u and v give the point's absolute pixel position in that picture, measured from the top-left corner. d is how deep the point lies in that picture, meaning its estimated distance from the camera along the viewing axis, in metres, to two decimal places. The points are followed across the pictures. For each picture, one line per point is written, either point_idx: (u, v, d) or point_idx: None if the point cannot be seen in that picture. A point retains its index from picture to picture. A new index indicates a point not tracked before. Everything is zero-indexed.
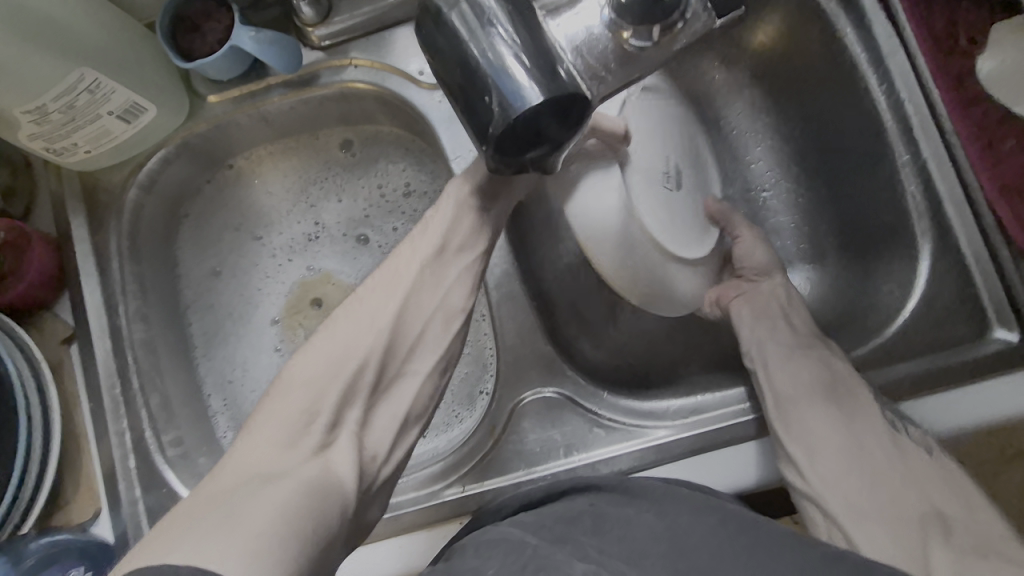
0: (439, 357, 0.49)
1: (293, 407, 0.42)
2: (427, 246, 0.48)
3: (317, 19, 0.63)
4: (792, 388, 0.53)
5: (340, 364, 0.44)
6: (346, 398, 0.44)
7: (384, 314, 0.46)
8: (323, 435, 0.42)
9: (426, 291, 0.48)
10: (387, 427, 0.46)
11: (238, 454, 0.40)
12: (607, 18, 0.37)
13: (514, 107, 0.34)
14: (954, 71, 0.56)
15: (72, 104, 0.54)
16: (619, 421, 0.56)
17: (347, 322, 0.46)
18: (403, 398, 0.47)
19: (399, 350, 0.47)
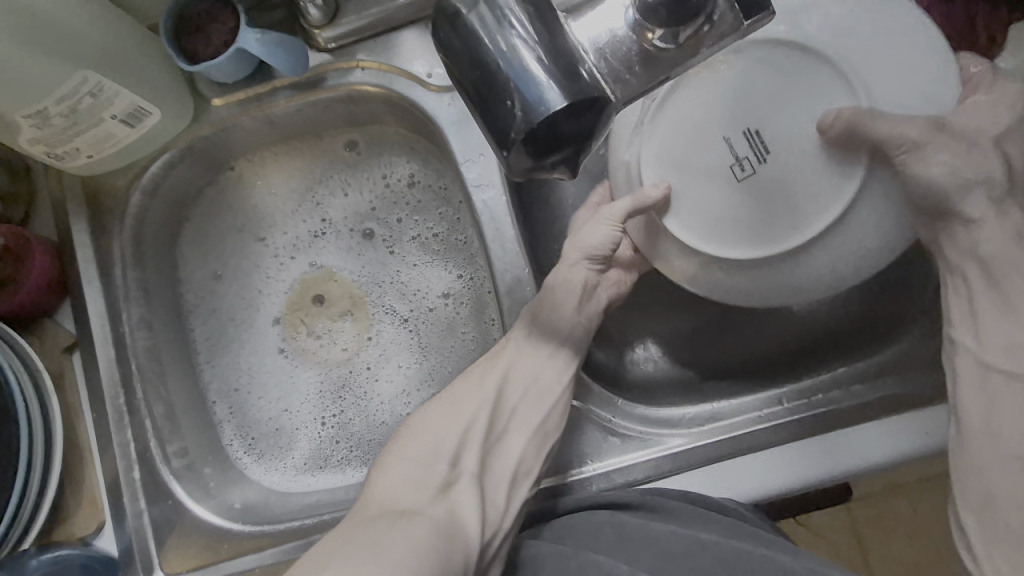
0: (539, 420, 0.54)
1: (416, 453, 0.51)
2: (520, 320, 0.57)
3: (323, 20, 0.61)
4: (986, 432, 0.43)
5: (453, 421, 0.52)
6: (461, 446, 0.51)
7: (488, 381, 0.54)
8: (446, 477, 0.49)
9: (521, 360, 0.55)
10: (497, 486, 0.51)
11: (378, 489, 0.49)
12: (630, 18, 0.37)
13: (537, 110, 0.33)
14: None
15: (74, 108, 0.53)
16: (634, 429, 0.55)
17: (460, 389, 0.55)
18: (508, 457, 0.52)
19: (500, 412, 0.54)
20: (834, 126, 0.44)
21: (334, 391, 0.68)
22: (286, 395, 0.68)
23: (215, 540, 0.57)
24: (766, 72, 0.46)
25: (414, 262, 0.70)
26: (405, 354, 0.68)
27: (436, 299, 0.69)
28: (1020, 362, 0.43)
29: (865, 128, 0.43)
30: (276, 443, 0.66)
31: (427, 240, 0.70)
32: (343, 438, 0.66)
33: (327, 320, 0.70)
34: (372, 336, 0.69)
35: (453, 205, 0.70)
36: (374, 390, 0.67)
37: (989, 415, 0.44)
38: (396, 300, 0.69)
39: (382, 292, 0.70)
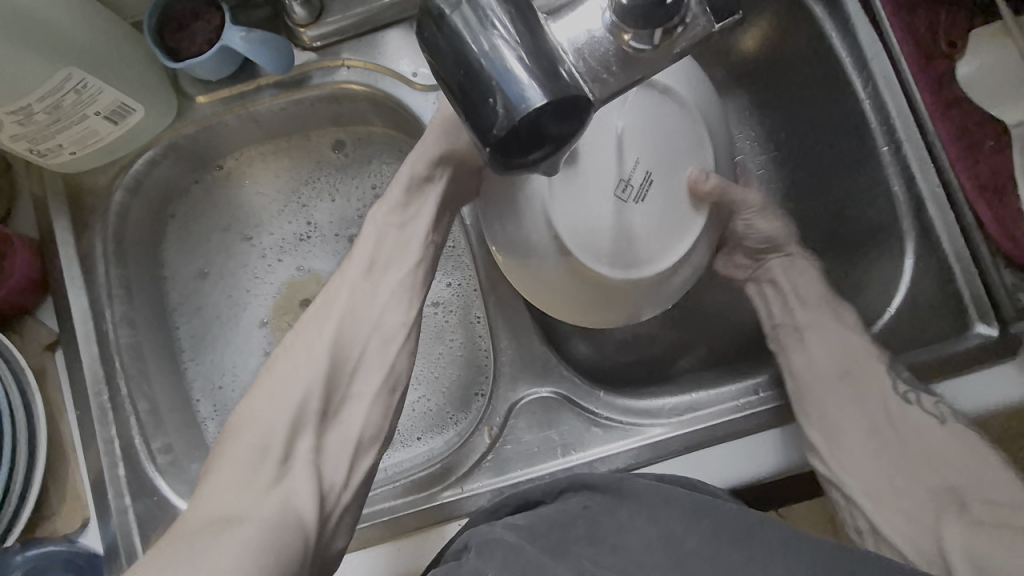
0: (384, 377, 0.51)
1: (243, 449, 0.45)
2: (356, 269, 0.52)
3: (309, 19, 0.62)
4: (808, 372, 0.55)
5: (284, 399, 0.47)
6: (295, 428, 0.46)
7: (319, 340, 0.49)
8: (278, 468, 0.44)
9: (361, 310, 0.52)
10: (338, 455, 0.48)
11: (201, 505, 0.42)
12: (608, 20, 0.38)
13: (518, 108, 0.35)
14: (935, 74, 0.57)
15: (57, 104, 0.53)
16: (615, 420, 0.57)
17: (288, 355, 0.49)
18: (352, 421, 0.49)
19: (342, 374, 0.50)
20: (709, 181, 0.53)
21: None
22: None
23: None
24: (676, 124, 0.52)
25: None
26: None
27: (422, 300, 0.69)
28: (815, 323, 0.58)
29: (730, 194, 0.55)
30: None
31: None
32: None
33: None
34: None
35: None
36: None
37: (808, 362, 0.56)
38: None
39: None
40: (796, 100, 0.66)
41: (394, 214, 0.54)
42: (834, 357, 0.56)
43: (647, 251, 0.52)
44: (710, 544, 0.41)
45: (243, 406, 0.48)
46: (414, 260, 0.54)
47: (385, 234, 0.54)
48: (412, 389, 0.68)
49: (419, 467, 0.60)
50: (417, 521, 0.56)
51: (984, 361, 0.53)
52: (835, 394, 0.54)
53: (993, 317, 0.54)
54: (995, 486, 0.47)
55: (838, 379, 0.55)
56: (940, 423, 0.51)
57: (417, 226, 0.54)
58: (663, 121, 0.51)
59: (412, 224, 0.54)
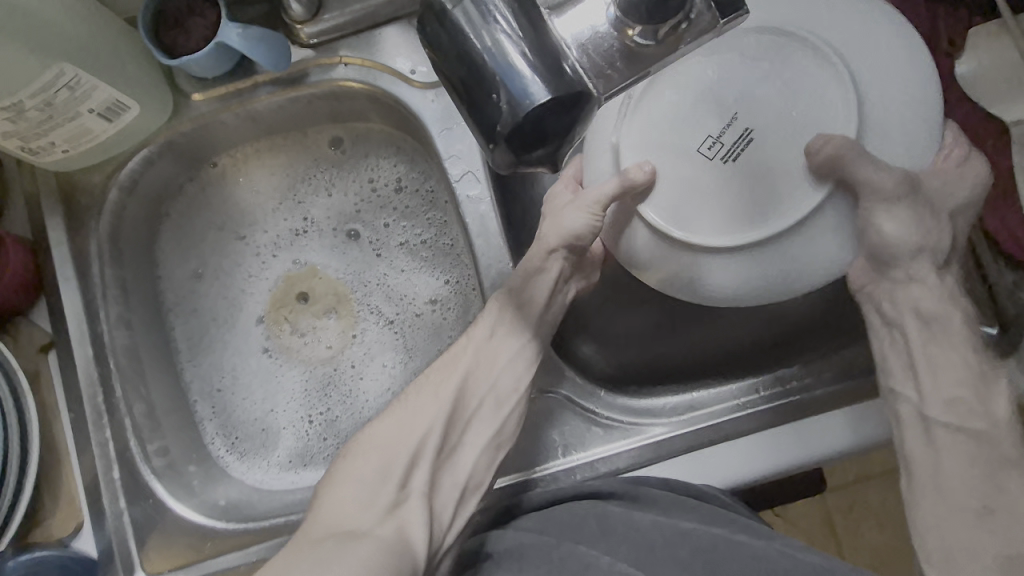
0: (493, 434, 0.53)
1: (366, 471, 0.48)
2: (482, 330, 0.55)
3: (307, 15, 0.61)
4: (935, 487, 0.44)
5: (408, 432, 0.50)
6: (412, 461, 0.49)
7: (446, 387, 0.52)
8: (393, 496, 0.47)
9: (483, 368, 0.54)
10: (447, 496, 0.50)
11: (326, 513, 0.45)
12: (612, 16, 0.38)
13: (523, 104, 0.35)
14: (936, 72, 0.57)
15: (50, 101, 0.52)
16: (616, 420, 0.56)
17: (417, 394, 0.52)
18: (460, 469, 0.51)
19: (457, 423, 0.52)
20: (825, 147, 0.43)
21: (320, 389, 0.67)
22: (269, 395, 0.67)
23: (198, 539, 0.56)
24: (767, 72, 0.45)
25: (401, 267, 0.70)
26: (391, 355, 0.68)
27: (422, 303, 0.69)
28: (961, 418, 0.45)
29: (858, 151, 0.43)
30: (259, 443, 0.66)
31: (414, 247, 0.70)
32: (331, 437, 0.66)
33: (312, 318, 0.69)
34: (357, 334, 0.69)
35: (439, 207, 0.70)
36: (358, 389, 0.67)
37: (934, 465, 0.45)
38: (382, 301, 0.69)
39: (367, 292, 0.70)
40: None
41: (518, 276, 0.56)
42: (980, 484, 0.43)
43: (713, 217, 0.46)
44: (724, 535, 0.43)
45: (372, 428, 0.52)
46: (531, 324, 0.56)
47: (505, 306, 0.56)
48: None
49: None
50: None
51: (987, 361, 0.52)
52: (967, 524, 0.42)
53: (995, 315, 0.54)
54: None
55: (976, 508, 0.42)
56: None
57: (542, 287, 0.55)
58: (760, 80, 0.45)
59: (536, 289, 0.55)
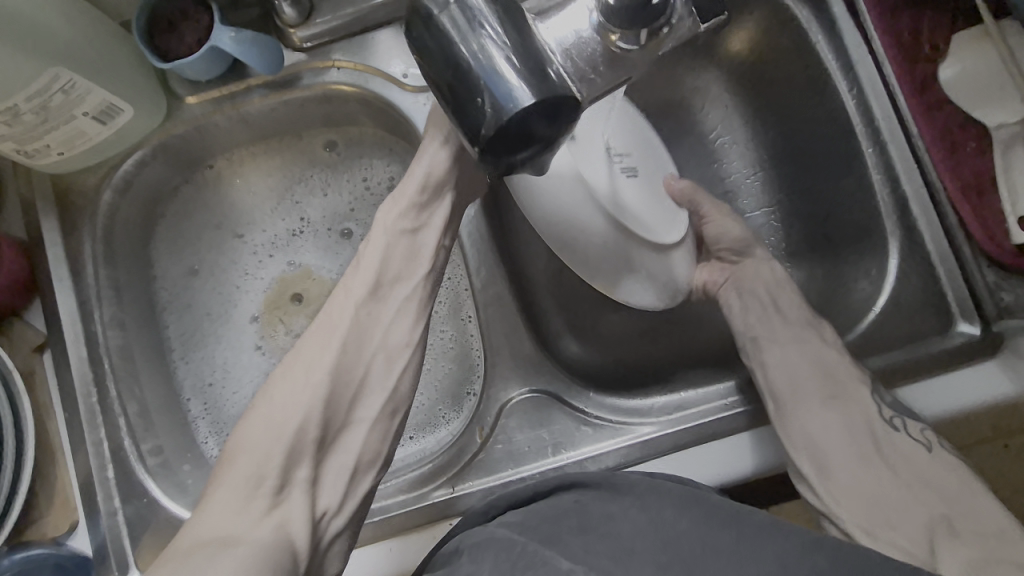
0: (386, 400, 0.49)
1: (238, 475, 0.43)
2: (362, 286, 0.49)
3: (299, 20, 0.62)
4: (790, 391, 0.53)
5: (281, 424, 0.44)
6: (293, 454, 0.44)
7: (321, 363, 0.47)
8: (272, 496, 0.42)
9: (365, 330, 0.49)
10: (335, 480, 0.46)
11: (199, 526, 0.41)
12: (596, 21, 0.39)
13: (506, 108, 0.35)
14: (920, 75, 0.58)
15: (44, 105, 0.52)
16: (605, 419, 0.57)
17: (286, 377, 0.46)
18: (350, 447, 0.47)
19: (344, 397, 0.47)
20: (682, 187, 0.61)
21: None
22: None
23: None
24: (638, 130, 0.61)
25: None
26: None
27: None
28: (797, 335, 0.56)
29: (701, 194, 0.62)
30: None
31: None
32: None
33: (306, 321, 0.70)
34: None
35: None
36: None
37: (788, 371, 0.54)
38: None
39: None
40: (785, 101, 0.66)
41: (407, 217, 0.51)
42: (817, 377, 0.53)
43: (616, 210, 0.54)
44: (701, 528, 0.42)
45: (240, 427, 0.46)
46: (417, 280, 0.51)
47: (393, 246, 0.51)
48: None
49: (412, 467, 0.60)
50: (410, 520, 0.56)
51: (969, 357, 0.53)
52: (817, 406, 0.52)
53: (977, 316, 0.55)
54: (974, 511, 0.46)
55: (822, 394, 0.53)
56: (929, 450, 0.49)
57: (426, 239, 0.52)
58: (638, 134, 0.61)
59: (422, 234, 0.52)
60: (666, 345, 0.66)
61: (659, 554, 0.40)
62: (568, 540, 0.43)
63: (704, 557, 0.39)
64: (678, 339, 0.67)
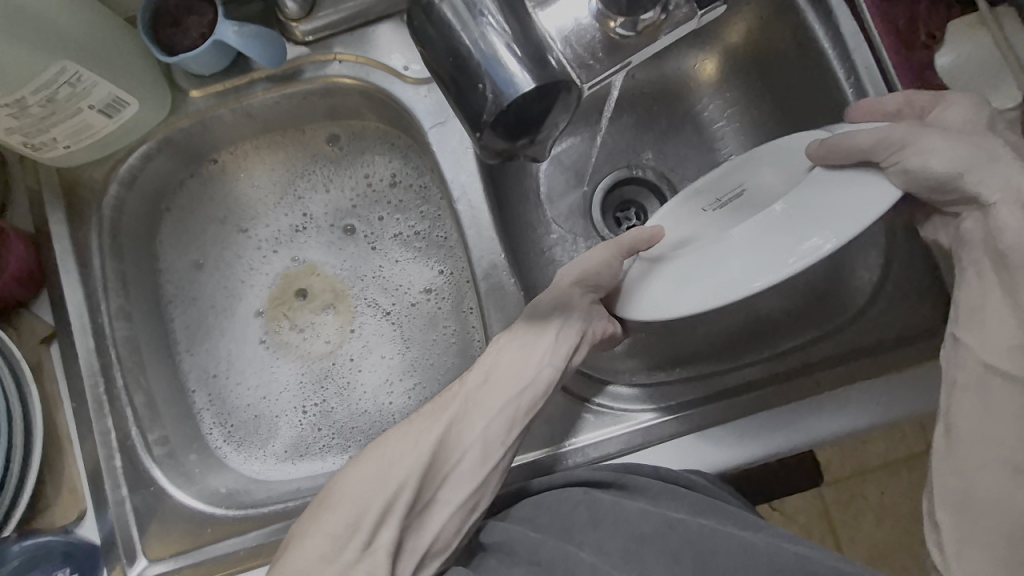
0: (472, 492, 0.49)
1: (334, 523, 0.45)
2: (474, 379, 0.52)
3: (301, 14, 0.63)
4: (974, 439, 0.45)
5: (382, 482, 0.46)
6: (383, 513, 0.45)
7: (429, 434, 0.49)
8: (360, 550, 0.44)
9: (471, 418, 0.50)
10: (410, 557, 0.46)
11: (289, 566, 0.44)
12: (594, 9, 0.42)
13: (507, 94, 0.38)
14: (916, 65, 0.58)
15: (52, 98, 0.53)
16: (606, 406, 0.58)
17: (398, 438, 0.49)
18: (433, 527, 0.47)
19: (438, 472, 0.48)
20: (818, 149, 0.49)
21: (316, 382, 0.69)
22: (265, 386, 0.69)
23: (198, 526, 0.58)
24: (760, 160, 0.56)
25: (396, 260, 0.71)
26: (387, 346, 0.69)
27: (418, 293, 0.70)
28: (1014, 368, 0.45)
29: (842, 146, 0.48)
30: (255, 431, 0.67)
31: (408, 239, 0.71)
32: (327, 426, 0.67)
33: (310, 315, 0.71)
34: (354, 328, 0.70)
35: (432, 202, 0.72)
36: (355, 382, 0.68)
37: (979, 414, 0.46)
38: (378, 293, 0.71)
39: (364, 286, 0.71)
40: (782, 94, 0.67)
41: (519, 334, 0.54)
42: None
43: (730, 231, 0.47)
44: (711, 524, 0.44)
45: (342, 475, 0.49)
46: (527, 382, 0.52)
47: (500, 356, 0.53)
48: (406, 381, 0.68)
49: None
50: None
51: None
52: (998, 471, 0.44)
53: None
54: None
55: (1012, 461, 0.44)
56: None
57: (536, 350, 0.53)
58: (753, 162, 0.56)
59: (533, 345, 0.53)
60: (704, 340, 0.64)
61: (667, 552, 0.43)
62: (582, 536, 0.45)
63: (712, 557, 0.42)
64: (723, 334, 0.64)
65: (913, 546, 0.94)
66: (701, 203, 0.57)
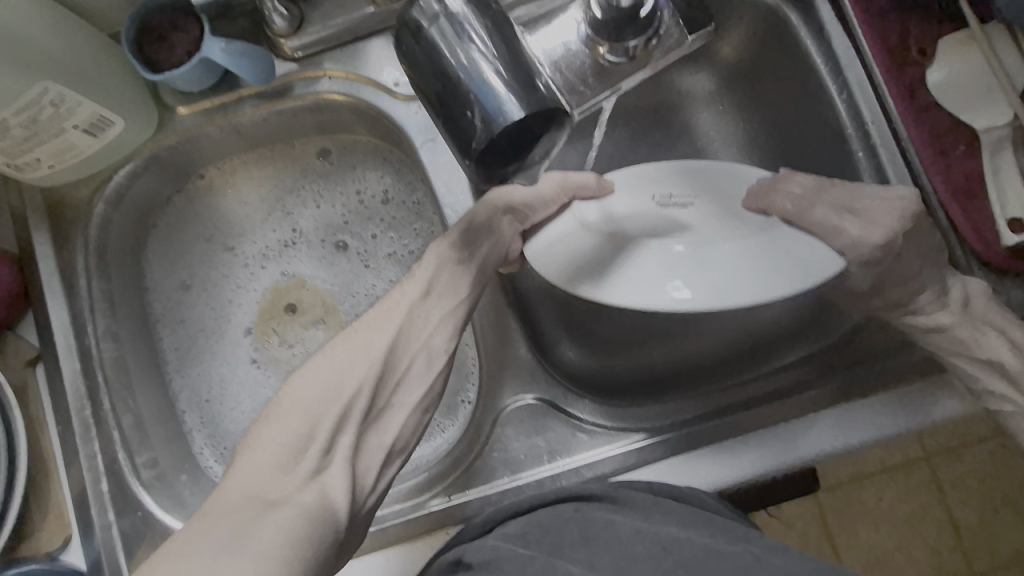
0: (424, 394, 0.47)
1: (285, 433, 0.41)
2: (415, 290, 0.49)
3: (289, 30, 0.62)
4: None
5: (335, 390, 0.43)
6: (340, 422, 0.42)
7: (377, 342, 0.46)
8: (317, 459, 0.40)
9: (416, 328, 0.48)
10: (370, 459, 0.44)
11: (237, 478, 0.39)
12: (583, 35, 0.50)
13: (497, 121, 0.37)
14: (909, 79, 0.58)
15: (34, 118, 0.52)
16: (600, 425, 0.57)
17: (343, 347, 0.45)
18: (389, 430, 0.45)
19: (390, 378, 0.46)
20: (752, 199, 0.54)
21: None
22: (256, 403, 0.68)
23: None
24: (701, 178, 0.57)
25: (389, 278, 0.70)
26: None
27: None
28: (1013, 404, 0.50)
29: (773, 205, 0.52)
30: None
31: (401, 258, 0.70)
32: None
33: (301, 330, 0.70)
34: None
35: (426, 218, 0.71)
36: None
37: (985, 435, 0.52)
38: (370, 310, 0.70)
39: (356, 302, 0.70)
40: (773, 108, 0.67)
41: (457, 248, 0.51)
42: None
43: (653, 243, 0.52)
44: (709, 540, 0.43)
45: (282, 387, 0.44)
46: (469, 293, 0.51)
47: (444, 265, 0.51)
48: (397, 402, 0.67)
49: (409, 476, 0.60)
50: (406, 531, 0.57)
51: None
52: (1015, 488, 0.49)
53: None
54: None
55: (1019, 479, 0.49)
56: None
57: (473, 266, 0.51)
58: (699, 174, 0.57)
59: (468, 266, 0.51)
60: (690, 351, 0.65)
61: (658, 557, 0.41)
62: (572, 553, 0.44)
63: (702, 563, 0.40)
64: (709, 348, 0.65)
65: (908, 551, 0.94)
66: (650, 191, 0.56)
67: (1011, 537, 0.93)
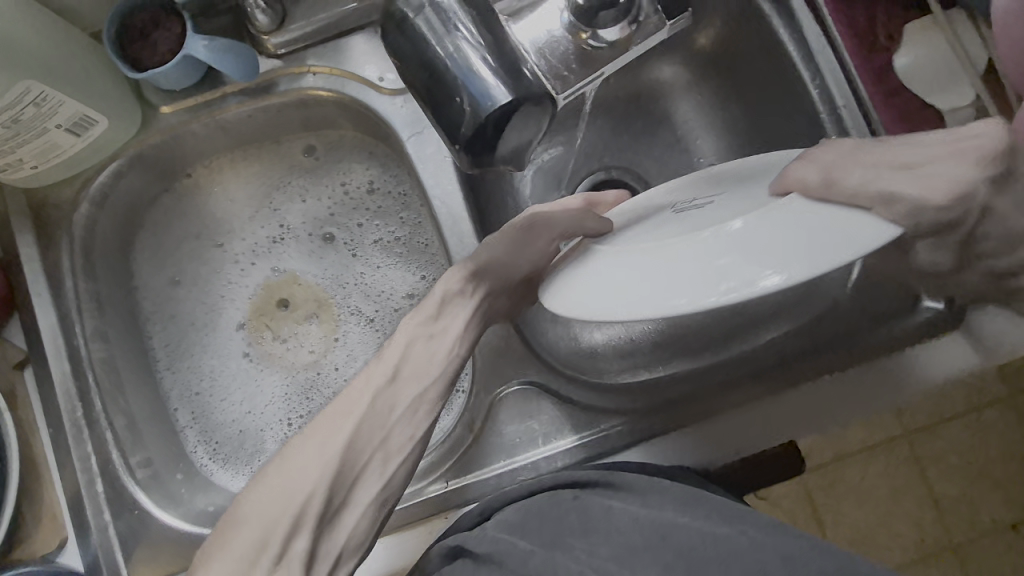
0: (382, 489, 0.44)
1: (240, 545, 0.40)
2: (380, 374, 0.45)
3: (273, 26, 0.62)
4: None
5: (288, 496, 0.41)
6: (293, 528, 0.40)
7: (335, 440, 0.43)
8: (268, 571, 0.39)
9: (377, 420, 0.44)
10: (325, 566, 0.42)
11: None
12: (566, 22, 0.51)
13: (484, 107, 0.39)
14: (877, 64, 0.60)
15: (15, 118, 0.52)
16: (591, 403, 0.59)
17: (301, 443, 0.43)
18: (348, 531, 0.43)
19: (349, 475, 0.43)
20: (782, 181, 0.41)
21: (301, 394, 0.68)
22: (249, 398, 0.68)
23: (186, 548, 0.57)
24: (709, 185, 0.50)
25: (376, 265, 0.71)
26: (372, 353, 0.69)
27: (400, 299, 0.70)
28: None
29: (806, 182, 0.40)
30: (242, 446, 0.66)
31: (389, 244, 0.71)
32: None
33: (293, 326, 0.70)
34: (339, 337, 0.70)
35: (413, 209, 0.72)
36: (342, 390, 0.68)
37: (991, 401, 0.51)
38: (361, 300, 0.70)
39: (346, 293, 0.71)
40: (749, 95, 0.69)
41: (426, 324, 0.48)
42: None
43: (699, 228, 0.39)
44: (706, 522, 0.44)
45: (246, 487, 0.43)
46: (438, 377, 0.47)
47: (414, 343, 0.47)
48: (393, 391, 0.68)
49: None
50: (405, 518, 0.57)
51: (938, 331, 0.57)
52: None
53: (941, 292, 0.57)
54: None
55: None
56: None
57: (447, 339, 0.48)
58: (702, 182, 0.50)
59: (442, 336, 0.48)
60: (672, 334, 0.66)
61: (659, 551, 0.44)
62: (573, 546, 0.46)
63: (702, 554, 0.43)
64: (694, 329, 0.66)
65: (891, 525, 0.97)
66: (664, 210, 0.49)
67: (987, 506, 0.97)
